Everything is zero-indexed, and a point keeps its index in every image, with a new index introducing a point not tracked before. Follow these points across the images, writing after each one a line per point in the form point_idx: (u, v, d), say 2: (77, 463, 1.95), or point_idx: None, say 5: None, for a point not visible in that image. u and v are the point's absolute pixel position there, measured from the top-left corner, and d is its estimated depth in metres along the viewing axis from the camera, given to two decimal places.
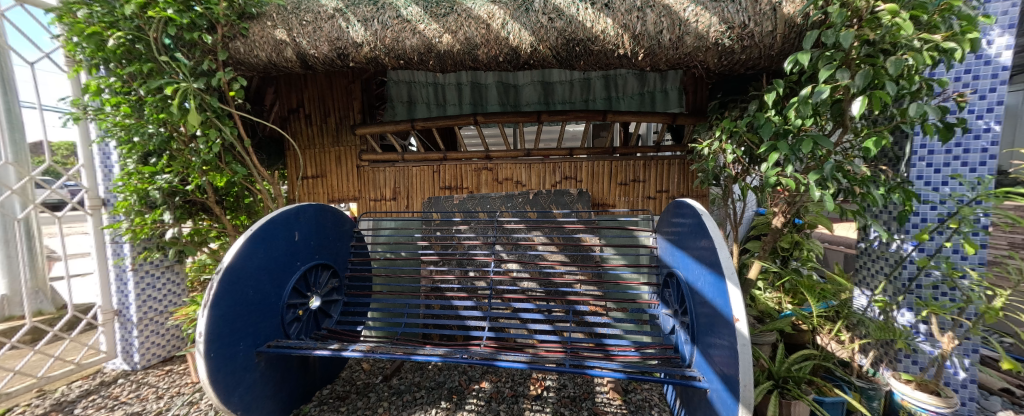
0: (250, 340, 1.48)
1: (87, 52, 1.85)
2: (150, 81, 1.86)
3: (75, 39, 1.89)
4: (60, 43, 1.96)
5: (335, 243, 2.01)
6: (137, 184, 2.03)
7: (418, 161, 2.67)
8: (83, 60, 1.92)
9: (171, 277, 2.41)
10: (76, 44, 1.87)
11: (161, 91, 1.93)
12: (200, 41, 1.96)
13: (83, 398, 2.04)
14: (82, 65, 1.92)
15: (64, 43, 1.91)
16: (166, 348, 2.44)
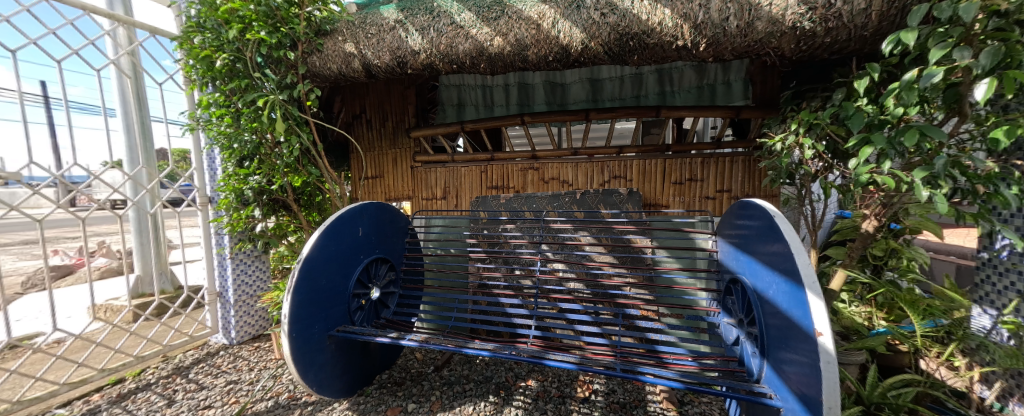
0: (323, 324, 1.65)
1: (201, 73, 2.20)
2: (247, 95, 2.16)
3: (191, 62, 2.26)
4: (180, 66, 2.35)
5: (393, 238, 2.15)
6: (235, 184, 2.37)
7: (467, 161, 2.76)
8: (197, 79, 2.28)
9: (259, 265, 2.78)
10: (192, 66, 2.22)
11: (255, 103, 2.24)
12: (283, 58, 2.22)
13: (195, 364, 2.43)
14: (196, 84, 2.29)
15: (183, 66, 2.28)
16: (255, 327, 2.81)
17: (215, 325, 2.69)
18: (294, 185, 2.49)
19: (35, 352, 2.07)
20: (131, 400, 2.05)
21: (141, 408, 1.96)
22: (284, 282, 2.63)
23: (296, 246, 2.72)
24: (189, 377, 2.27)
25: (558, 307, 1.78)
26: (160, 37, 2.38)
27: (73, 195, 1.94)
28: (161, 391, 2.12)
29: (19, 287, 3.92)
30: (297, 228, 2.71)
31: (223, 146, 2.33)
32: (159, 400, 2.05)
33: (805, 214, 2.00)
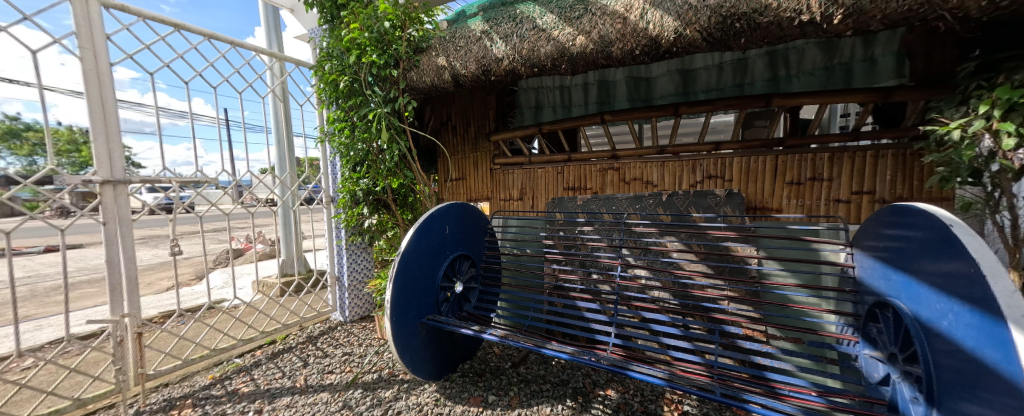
0: (417, 311, 1.83)
1: (328, 94, 2.66)
2: (360, 111, 2.55)
3: (321, 86, 2.73)
4: (314, 90, 2.87)
5: (474, 236, 2.28)
6: (349, 186, 2.79)
7: (544, 163, 2.77)
8: (325, 99, 2.75)
9: (367, 255, 3.23)
10: (322, 89, 2.69)
11: (366, 116, 2.61)
12: (388, 75, 2.54)
13: (321, 335, 2.94)
14: (324, 104, 2.77)
15: (316, 90, 2.77)
16: (362, 308, 3.28)
17: (334, 304, 3.21)
18: (394, 187, 2.83)
19: (221, 313, 2.75)
20: (280, 358, 2.57)
21: (286, 365, 2.45)
22: (385, 272, 3.00)
23: (394, 240, 3.07)
24: (317, 345, 2.75)
25: (642, 314, 1.65)
26: (301, 67, 2.94)
27: (246, 195, 2.52)
28: (299, 354, 2.63)
29: (212, 262, 5.26)
30: (394, 225, 3.07)
31: (343, 155, 2.78)
32: (298, 361, 2.54)
33: (996, 225, 1.50)
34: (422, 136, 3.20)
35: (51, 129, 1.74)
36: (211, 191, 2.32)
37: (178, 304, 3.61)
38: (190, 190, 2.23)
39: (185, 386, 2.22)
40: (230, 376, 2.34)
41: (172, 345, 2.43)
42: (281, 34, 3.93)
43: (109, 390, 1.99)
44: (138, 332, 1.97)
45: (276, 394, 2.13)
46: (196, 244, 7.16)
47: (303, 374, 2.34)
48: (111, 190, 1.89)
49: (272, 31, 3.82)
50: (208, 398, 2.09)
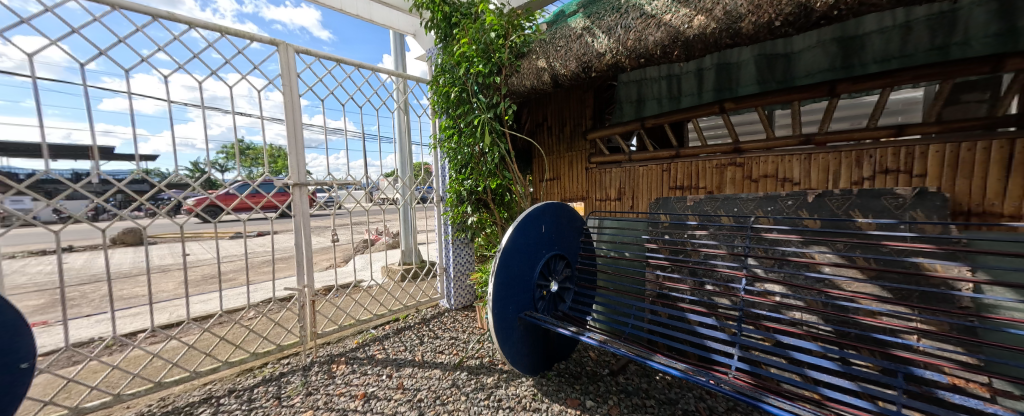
0: (516, 306, 1.91)
1: (441, 105, 2.99)
2: (467, 117, 2.78)
3: (435, 98, 3.08)
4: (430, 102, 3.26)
5: (569, 237, 2.25)
6: (455, 186, 3.09)
7: (647, 160, 2.57)
8: (438, 110, 3.09)
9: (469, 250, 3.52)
10: (436, 100, 3.03)
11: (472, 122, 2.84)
12: (491, 82, 2.71)
13: (433, 319, 3.32)
14: (437, 113, 3.11)
15: (431, 102, 3.15)
16: (466, 298, 3.60)
17: (442, 292, 3.59)
18: (494, 187, 3.00)
19: (361, 291, 3.35)
20: (402, 334, 3.01)
21: (407, 341, 2.86)
22: (485, 266, 3.22)
23: (492, 237, 3.27)
24: (430, 327, 3.12)
25: (778, 339, 1.36)
26: (420, 83, 3.36)
27: (376, 194, 3.02)
28: (416, 332, 3.02)
29: (354, 248, 6.47)
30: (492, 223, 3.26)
31: (451, 158, 3.09)
32: (415, 338, 2.92)
33: None
34: (519, 137, 3.32)
35: (265, 147, 2.40)
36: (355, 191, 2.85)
37: (333, 280, 4.54)
38: (338, 192, 2.76)
39: (338, 347, 2.78)
40: (368, 343, 2.83)
41: (330, 313, 3.07)
42: (404, 56, 4.55)
43: (293, 342, 2.63)
44: (311, 300, 2.55)
45: (400, 364, 2.49)
46: (344, 233, 8.91)
47: (420, 350, 2.69)
48: (298, 191, 2.49)
49: (398, 54, 4.46)
50: (355, 358, 2.58)
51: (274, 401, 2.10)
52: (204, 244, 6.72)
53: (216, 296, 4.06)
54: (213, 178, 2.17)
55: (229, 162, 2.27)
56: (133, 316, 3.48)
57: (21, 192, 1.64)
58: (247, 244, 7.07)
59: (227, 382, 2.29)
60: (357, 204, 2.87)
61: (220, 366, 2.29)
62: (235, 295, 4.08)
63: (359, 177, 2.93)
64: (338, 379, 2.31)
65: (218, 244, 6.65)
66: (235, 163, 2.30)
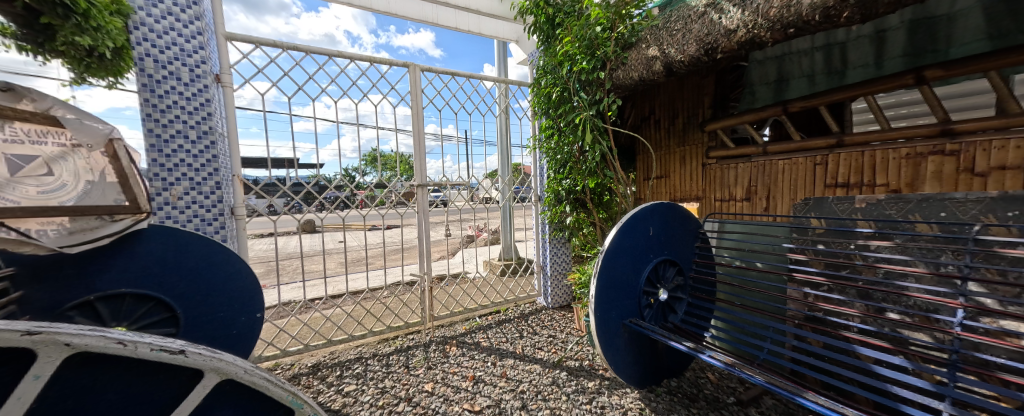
0: (619, 312, 1.77)
1: (542, 105, 3.04)
2: (568, 115, 2.76)
3: (536, 100, 3.15)
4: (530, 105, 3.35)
5: (682, 241, 2.03)
6: (553, 186, 3.13)
7: (790, 152, 2.13)
8: (539, 110, 3.15)
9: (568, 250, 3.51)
10: (537, 102, 3.10)
11: (573, 121, 2.81)
12: (594, 78, 2.62)
13: (531, 314, 3.41)
14: (537, 114, 3.18)
15: (531, 104, 3.23)
16: (563, 297, 3.60)
17: (539, 289, 3.66)
18: (592, 186, 2.93)
19: (467, 282, 3.66)
20: (504, 325, 3.18)
21: (509, 333, 3.01)
22: (583, 267, 3.15)
23: (590, 238, 3.19)
24: (529, 322, 3.22)
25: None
26: (522, 86, 3.48)
27: (478, 194, 3.26)
28: (516, 326, 3.15)
29: (461, 243, 7.13)
30: (591, 223, 3.18)
31: (551, 158, 3.12)
32: (516, 331, 3.05)
33: None
34: (621, 133, 3.13)
35: (395, 154, 2.83)
36: (462, 190, 3.13)
37: (445, 270, 5.08)
38: (447, 191, 3.08)
39: (450, 330, 3.10)
40: (474, 330, 3.08)
41: (444, 299, 3.45)
42: (506, 61, 4.78)
43: (415, 321, 3.05)
44: (429, 286, 2.92)
45: (503, 354, 2.64)
46: (453, 227, 9.91)
47: (521, 343, 2.80)
48: (421, 191, 2.85)
49: (501, 61, 4.72)
50: (464, 342, 2.84)
51: (405, 369, 2.46)
52: (354, 233, 8.33)
53: (360, 276, 5.00)
54: (354, 180, 2.65)
55: (368, 167, 2.75)
56: (311, 287, 4.54)
57: (256, 191, 2.33)
58: (384, 234, 8.49)
59: (370, 347, 2.79)
60: (463, 202, 3.16)
61: (367, 334, 2.82)
62: (375, 277, 4.94)
63: (466, 178, 3.19)
64: (451, 359, 2.58)
65: (364, 234, 8.16)
66: (373, 168, 2.77)
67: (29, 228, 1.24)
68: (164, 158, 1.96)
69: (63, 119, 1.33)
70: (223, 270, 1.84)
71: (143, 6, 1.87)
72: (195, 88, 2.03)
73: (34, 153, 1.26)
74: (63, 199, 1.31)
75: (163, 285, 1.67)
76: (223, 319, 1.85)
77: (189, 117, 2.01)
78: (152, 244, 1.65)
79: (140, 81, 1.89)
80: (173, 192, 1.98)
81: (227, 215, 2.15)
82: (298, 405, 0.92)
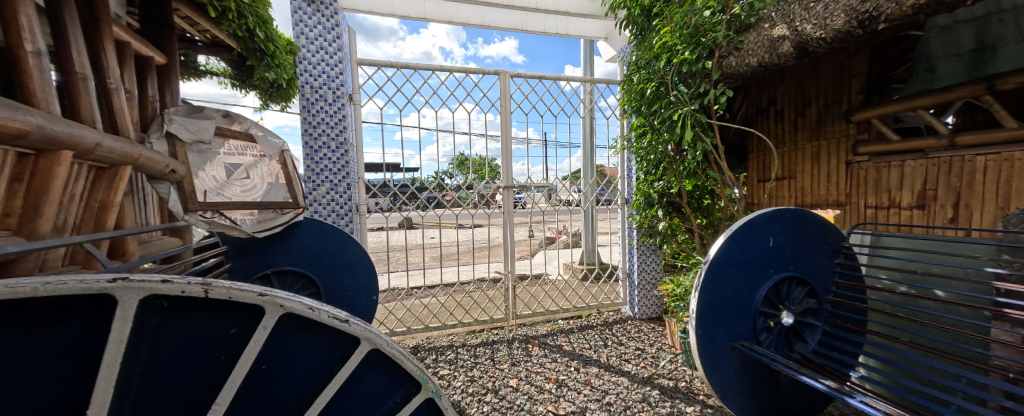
0: (726, 332, 1.53)
1: (634, 103, 2.86)
2: (664, 112, 2.54)
3: (626, 97, 2.98)
4: (619, 102, 3.19)
5: (814, 255, 1.67)
6: (644, 188, 2.93)
7: (995, 144, 1.57)
8: (630, 109, 2.99)
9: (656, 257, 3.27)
10: (628, 100, 2.94)
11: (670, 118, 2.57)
12: (698, 69, 2.36)
13: (616, 323, 3.24)
14: (628, 113, 3.01)
15: (622, 102, 3.08)
16: (653, 308, 3.33)
17: (624, 297, 3.45)
18: (688, 189, 2.66)
19: (549, 284, 3.67)
20: (586, 331, 3.09)
21: (591, 339, 2.91)
22: (675, 277, 2.86)
23: (686, 246, 2.88)
24: (613, 331, 3.06)
25: None
26: (611, 85, 3.34)
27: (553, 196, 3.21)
28: (599, 333, 3.03)
29: (542, 244, 7.18)
30: (687, 229, 2.87)
31: (641, 158, 2.92)
32: (600, 339, 2.93)
33: None
34: (730, 129, 2.75)
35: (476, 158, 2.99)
36: (534, 192, 3.12)
37: (527, 271, 5.18)
38: (530, 193, 3.14)
39: (532, 329, 3.14)
40: (556, 333, 3.07)
41: (527, 299, 3.52)
42: (594, 60, 4.64)
43: (500, 317, 3.18)
44: (513, 285, 3.03)
45: (587, 361, 2.56)
46: (536, 228, 10.04)
47: (605, 352, 2.68)
48: (507, 192, 2.98)
49: (588, 61, 4.60)
50: (546, 343, 2.86)
51: (490, 362, 2.59)
52: (446, 231, 9.12)
53: (450, 270, 5.44)
54: (443, 182, 2.91)
55: (453, 170, 2.98)
56: (411, 277, 5.13)
57: (374, 192, 2.75)
58: (472, 232, 9.08)
59: (460, 337, 3.01)
60: (537, 204, 3.19)
61: (457, 324, 3.05)
62: (463, 272, 5.32)
63: (549, 180, 3.20)
64: (534, 358, 2.62)
65: (455, 231, 8.85)
66: (459, 171, 3.00)
67: (235, 217, 1.65)
68: (314, 164, 2.45)
69: (255, 136, 1.74)
70: (352, 256, 2.22)
71: (304, 45, 2.38)
72: (335, 106, 2.47)
73: (240, 162, 1.69)
74: (255, 196, 1.73)
75: (314, 266, 2.09)
76: (351, 297, 2.23)
77: (331, 130, 2.47)
78: (306, 230, 2.07)
79: (301, 104, 2.41)
80: (319, 192, 2.46)
81: (354, 211, 2.59)
82: (425, 380, 0.90)
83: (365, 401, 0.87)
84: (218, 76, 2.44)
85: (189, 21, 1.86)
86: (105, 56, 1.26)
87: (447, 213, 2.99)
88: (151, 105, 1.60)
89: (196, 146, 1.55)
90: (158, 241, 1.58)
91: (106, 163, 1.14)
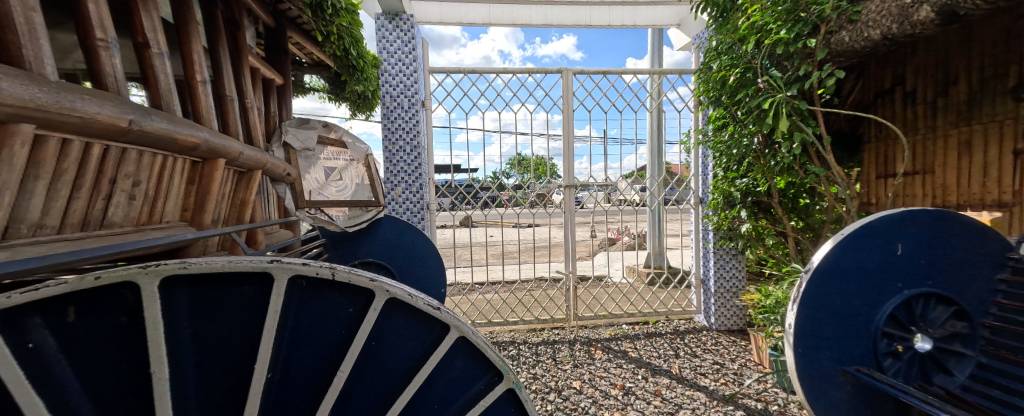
0: (834, 353, 1.29)
1: (713, 92, 2.59)
2: (749, 101, 2.25)
3: (703, 87, 2.73)
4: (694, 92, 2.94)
5: (959, 268, 1.33)
6: (724, 186, 2.65)
7: None
8: (707, 100, 2.73)
9: (737, 263, 2.94)
10: (706, 89, 2.69)
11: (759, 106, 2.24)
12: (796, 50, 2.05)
13: (688, 333, 2.99)
14: (705, 104, 2.75)
15: (699, 93, 2.82)
16: (733, 319, 2.99)
17: (699, 306, 3.16)
18: (781, 187, 2.33)
19: (612, 287, 3.53)
20: (654, 339, 2.90)
21: (661, 348, 2.72)
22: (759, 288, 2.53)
23: (776, 251, 2.54)
24: (685, 341, 2.83)
25: None
26: (684, 75, 3.08)
27: (614, 196, 3.06)
28: (669, 342, 2.82)
29: (603, 245, 6.94)
30: (777, 233, 2.52)
31: (721, 153, 2.65)
32: (670, 348, 2.72)
33: None
34: (836, 116, 2.34)
35: (532, 158, 2.99)
36: (596, 192, 3.02)
37: (587, 272, 5.05)
38: (590, 192, 3.06)
39: (594, 332, 3.05)
40: (621, 337, 2.93)
41: (590, 301, 3.42)
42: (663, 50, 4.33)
43: (561, 318, 3.15)
44: (574, 285, 2.98)
45: (656, 370, 2.40)
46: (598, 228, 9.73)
47: (677, 363, 2.49)
48: (568, 191, 2.94)
49: (656, 51, 4.30)
50: (610, 348, 2.75)
51: (552, 361, 2.58)
52: (507, 230, 9.31)
53: (511, 268, 5.55)
54: (502, 183, 2.97)
55: (511, 170, 3.03)
56: (474, 273, 5.35)
57: (443, 192, 2.92)
58: (532, 232, 9.14)
59: (521, 334, 3.06)
60: (597, 204, 3.09)
61: (519, 321, 3.10)
62: (524, 270, 5.38)
63: (611, 180, 3.07)
64: (597, 362, 2.54)
65: (515, 230, 8.99)
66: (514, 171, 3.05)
67: (331, 214, 1.89)
68: (393, 166, 2.69)
69: (346, 143, 1.98)
70: (425, 251, 2.40)
71: (386, 59, 2.64)
72: (411, 112, 2.68)
73: (335, 166, 1.94)
74: (347, 195, 1.97)
75: (393, 259, 2.30)
76: (424, 289, 2.40)
77: (408, 135, 2.69)
78: (385, 226, 2.31)
79: (383, 112, 2.67)
80: (396, 192, 2.70)
81: (425, 210, 2.79)
82: (506, 371, 0.85)
83: (461, 388, 0.85)
84: (319, 91, 2.83)
85: (299, 45, 2.20)
86: (245, 80, 1.55)
87: (508, 212, 3.06)
88: (273, 119, 1.93)
89: (304, 153, 1.82)
90: (277, 234, 1.91)
91: (245, 168, 1.40)
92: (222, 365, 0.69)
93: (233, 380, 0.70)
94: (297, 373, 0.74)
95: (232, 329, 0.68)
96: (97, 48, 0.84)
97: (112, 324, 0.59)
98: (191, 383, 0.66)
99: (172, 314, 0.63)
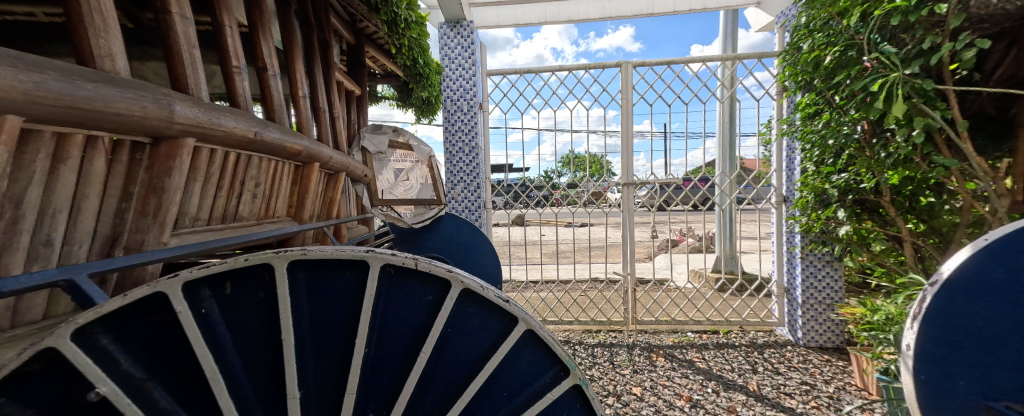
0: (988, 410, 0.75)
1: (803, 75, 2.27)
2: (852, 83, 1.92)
3: (790, 71, 2.41)
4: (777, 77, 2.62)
5: None
6: (816, 183, 2.31)
7: None
8: (795, 85, 2.40)
9: (832, 272, 2.55)
10: (794, 72, 2.37)
11: (864, 89, 1.91)
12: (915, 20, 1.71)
13: (766, 347, 2.67)
14: (792, 90, 2.43)
15: (784, 77, 2.50)
16: (824, 335, 2.60)
17: (782, 317, 2.80)
18: (893, 182, 1.95)
19: (675, 292, 3.29)
20: (725, 350, 2.64)
21: (734, 361, 2.47)
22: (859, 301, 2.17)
23: (885, 258, 2.15)
24: (763, 356, 2.53)
25: None
26: (764, 58, 2.75)
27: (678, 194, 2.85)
28: (744, 355, 2.55)
29: (665, 246, 6.50)
30: (885, 237, 2.13)
31: (812, 145, 2.31)
32: (745, 362, 2.46)
33: None
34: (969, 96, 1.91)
35: (587, 155, 2.92)
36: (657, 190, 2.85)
37: (647, 274, 4.78)
38: (651, 190, 2.89)
39: (656, 338, 2.87)
40: (686, 346, 2.72)
41: (651, 305, 3.23)
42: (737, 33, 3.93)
43: (618, 321, 3.02)
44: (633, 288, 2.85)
45: (729, 385, 2.19)
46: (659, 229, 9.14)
47: (754, 379, 2.24)
48: (626, 190, 2.81)
49: (728, 34, 3.91)
50: (673, 356, 2.57)
51: (609, 365, 2.49)
52: (561, 229, 9.19)
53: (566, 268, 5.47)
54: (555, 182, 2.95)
55: (564, 169, 2.99)
56: (529, 271, 5.38)
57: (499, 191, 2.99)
58: (587, 232, 8.91)
59: (576, 335, 3.01)
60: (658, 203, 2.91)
61: (574, 321, 3.05)
62: (579, 270, 5.27)
63: (676, 177, 2.86)
64: (659, 369, 2.40)
65: (570, 229, 8.84)
66: (568, 169, 3.01)
67: (400, 210, 2.03)
68: (452, 166, 2.83)
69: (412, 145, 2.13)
70: (483, 248, 2.47)
71: (448, 65, 2.78)
72: (470, 114, 2.79)
73: (403, 167, 2.11)
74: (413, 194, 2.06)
75: (454, 255, 2.42)
76: None
77: (466, 136, 2.80)
78: (446, 223, 2.43)
79: (445, 116, 2.81)
80: (456, 192, 2.84)
81: (482, 208, 2.87)
82: (572, 366, 0.85)
83: (528, 379, 0.87)
84: (389, 99, 3.09)
85: (374, 58, 2.42)
86: (333, 93, 1.75)
87: (563, 211, 3.02)
88: (352, 127, 2.18)
89: (378, 156, 2.06)
90: (356, 229, 2.14)
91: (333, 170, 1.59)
92: (332, 341, 0.75)
93: (340, 357, 0.76)
94: (389, 352, 0.81)
95: (339, 306, 0.75)
96: (231, 73, 1.01)
97: (252, 299, 0.67)
98: (309, 354, 0.74)
99: (295, 290, 0.71)
